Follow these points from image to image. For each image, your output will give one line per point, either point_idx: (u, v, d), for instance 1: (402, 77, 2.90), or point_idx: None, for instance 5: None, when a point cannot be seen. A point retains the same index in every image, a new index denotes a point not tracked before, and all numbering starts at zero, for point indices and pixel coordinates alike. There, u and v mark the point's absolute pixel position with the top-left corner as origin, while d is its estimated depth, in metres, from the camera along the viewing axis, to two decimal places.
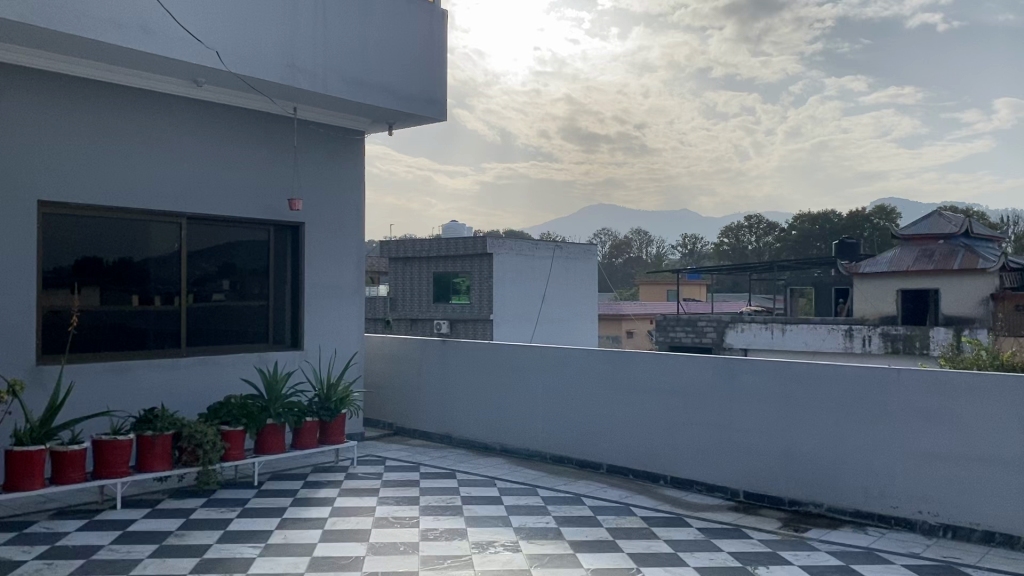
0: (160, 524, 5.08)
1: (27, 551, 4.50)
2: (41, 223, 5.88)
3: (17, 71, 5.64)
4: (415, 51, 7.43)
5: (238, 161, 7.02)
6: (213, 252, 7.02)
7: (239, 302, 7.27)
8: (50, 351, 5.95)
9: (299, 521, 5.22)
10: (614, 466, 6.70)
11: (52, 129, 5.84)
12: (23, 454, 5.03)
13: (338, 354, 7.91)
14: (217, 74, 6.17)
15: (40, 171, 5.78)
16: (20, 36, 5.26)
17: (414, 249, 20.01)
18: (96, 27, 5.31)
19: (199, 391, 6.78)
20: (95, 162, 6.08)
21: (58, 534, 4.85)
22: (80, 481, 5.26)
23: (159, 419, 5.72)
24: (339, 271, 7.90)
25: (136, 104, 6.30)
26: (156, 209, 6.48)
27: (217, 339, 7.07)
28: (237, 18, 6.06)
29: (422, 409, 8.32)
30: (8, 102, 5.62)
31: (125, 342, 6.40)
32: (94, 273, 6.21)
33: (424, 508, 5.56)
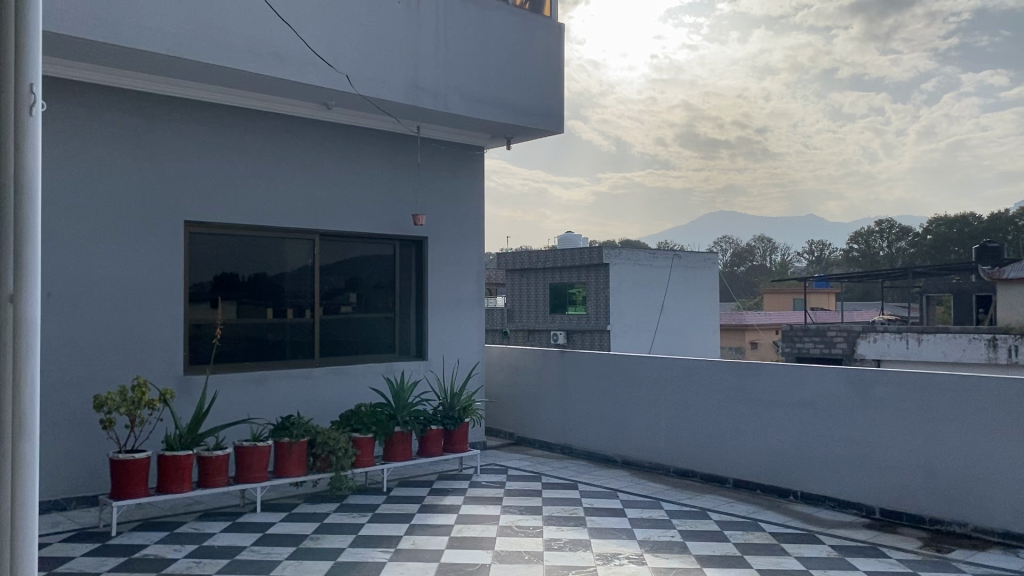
0: (297, 527, 5.33)
1: (178, 550, 4.81)
2: (188, 241, 6.29)
3: (166, 102, 6.08)
4: (535, 66, 7.53)
5: (365, 178, 7.29)
6: (342, 266, 7.31)
7: (368, 314, 7.53)
8: (196, 361, 6.34)
9: (427, 527, 5.36)
10: (741, 480, 6.55)
11: (198, 155, 6.25)
12: (174, 459, 5.37)
13: (461, 365, 8.05)
14: (346, 98, 6.45)
15: (186, 194, 6.19)
16: (168, 67, 5.66)
17: (530, 261, 20.18)
18: (235, 57, 5.65)
19: (330, 399, 7.06)
20: (235, 184, 6.46)
21: (206, 534, 5.16)
22: (224, 485, 5.58)
23: (296, 426, 6.00)
24: (461, 283, 8.05)
25: (272, 128, 6.66)
26: (291, 227, 6.81)
27: (348, 350, 7.34)
28: (364, 44, 6.32)
29: (542, 420, 8.38)
30: (159, 129, 6.05)
31: (263, 353, 6.74)
32: (236, 288, 6.58)
33: (548, 518, 5.60)
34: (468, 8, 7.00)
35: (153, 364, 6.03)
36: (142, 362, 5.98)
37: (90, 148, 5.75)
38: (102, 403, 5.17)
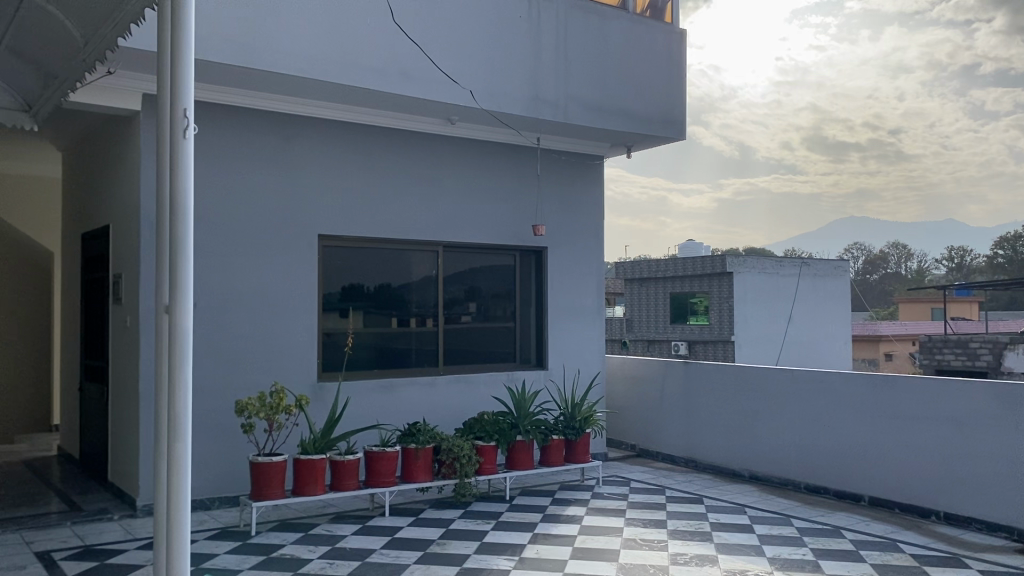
0: (424, 532, 5.45)
1: (313, 550, 5.01)
2: (321, 254, 6.57)
3: (300, 121, 6.38)
4: (656, 74, 7.46)
5: (487, 190, 7.42)
6: (465, 276, 7.44)
7: (490, 324, 7.63)
8: (328, 368, 6.60)
9: (551, 537, 5.37)
10: (877, 498, 6.26)
11: (329, 171, 6.52)
12: (308, 462, 5.61)
13: (582, 375, 8.02)
14: (469, 112, 6.58)
15: (319, 209, 6.48)
16: (303, 89, 5.94)
17: (649, 269, 19.98)
18: (366, 77, 5.87)
19: (454, 408, 7.18)
20: (364, 198, 6.70)
21: (338, 536, 5.35)
22: (354, 488, 5.78)
23: (422, 433, 6.15)
24: (581, 292, 8.03)
25: (398, 143, 6.87)
26: (416, 239, 7.00)
27: (471, 359, 7.46)
28: (486, 58, 6.44)
29: (666, 432, 8.26)
30: (294, 147, 6.36)
31: (390, 361, 6.93)
32: (364, 299, 6.80)
33: (673, 532, 5.51)
34: (588, 18, 7.02)
35: (289, 371, 6.32)
36: (278, 370, 6.27)
37: (232, 168, 6.10)
38: (243, 408, 5.46)
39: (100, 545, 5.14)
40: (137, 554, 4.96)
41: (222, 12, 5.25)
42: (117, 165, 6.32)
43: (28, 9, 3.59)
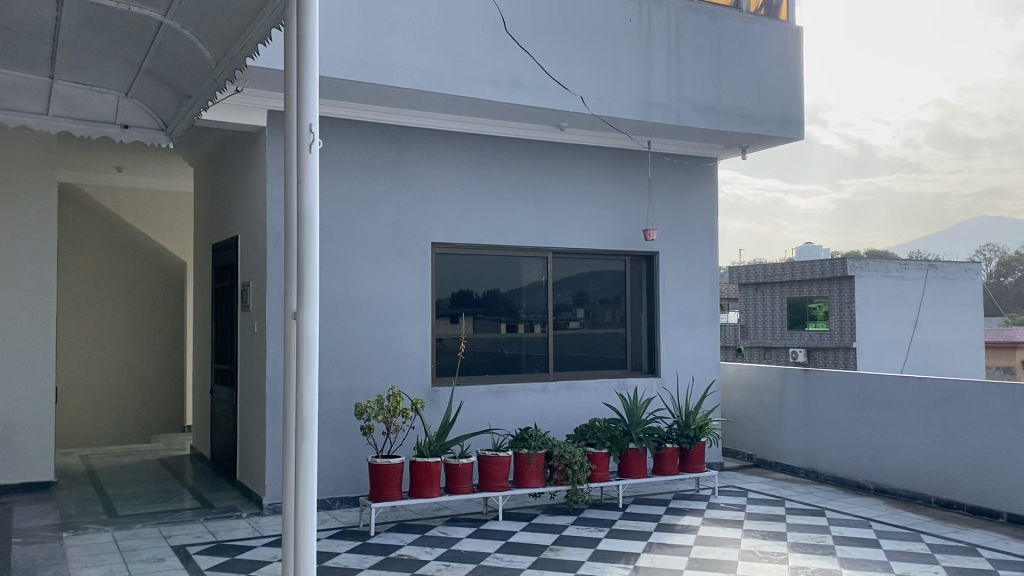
0: (538, 537, 5.47)
1: (429, 552, 5.11)
2: (434, 261, 6.70)
3: (414, 132, 6.56)
4: (772, 73, 7.27)
5: (598, 196, 7.40)
6: (575, 281, 7.40)
7: (599, 330, 7.52)
8: (442, 373, 6.71)
9: (666, 547, 5.30)
10: (1017, 515, 5.88)
11: (442, 179, 6.67)
12: (423, 465, 5.73)
13: (696, 382, 7.86)
14: (580, 118, 6.59)
15: (432, 218, 6.63)
16: (417, 101, 6.09)
17: (766, 273, 19.50)
18: (477, 87, 5.96)
19: (566, 414, 7.18)
20: (476, 207, 6.81)
21: (453, 539, 5.44)
22: (468, 492, 5.86)
23: (533, 438, 6.19)
24: (695, 298, 7.89)
25: (508, 151, 6.96)
26: (527, 246, 7.05)
27: (581, 365, 7.38)
28: (596, 63, 6.44)
29: (785, 442, 8.01)
30: (408, 158, 6.54)
31: (501, 367, 6.95)
32: (476, 306, 6.87)
33: (794, 545, 5.34)
34: (699, 18, 6.91)
35: (405, 376, 6.48)
36: (394, 375, 6.44)
37: (349, 178, 6.32)
38: (361, 411, 5.64)
39: (230, 540, 5.40)
40: (264, 550, 5.18)
41: (341, 29, 5.45)
42: (244, 180, 6.65)
43: (167, 32, 3.88)
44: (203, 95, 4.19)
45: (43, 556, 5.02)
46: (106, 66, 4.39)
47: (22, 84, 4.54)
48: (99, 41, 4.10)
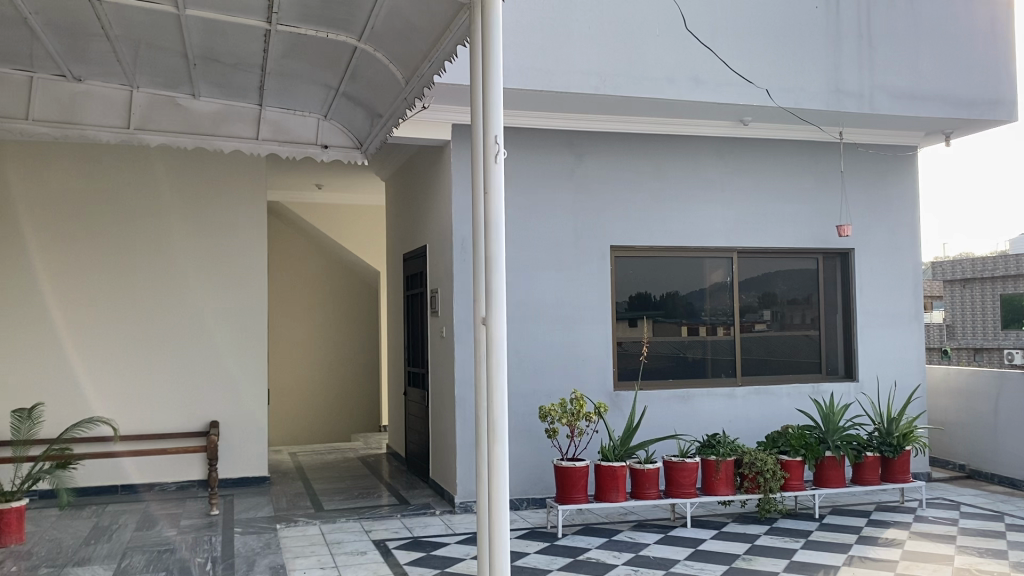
0: (729, 546, 5.33)
1: (618, 556, 5.10)
2: (614, 265, 6.70)
3: (592, 137, 6.61)
4: (979, 50, 6.70)
5: (785, 192, 7.11)
6: (763, 282, 7.12)
7: (787, 332, 7.18)
8: (624, 377, 6.68)
9: (868, 561, 4.99)
10: None
11: (622, 182, 6.68)
12: (609, 469, 5.73)
13: (899, 387, 7.34)
14: (764, 111, 6.35)
15: (613, 222, 6.64)
16: (596, 105, 6.11)
17: (974, 269, 18.07)
18: (655, 86, 5.89)
19: (756, 420, 6.92)
20: (656, 208, 6.75)
21: (641, 544, 5.40)
22: (654, 498, 5.80)
23: (722, 445, 6.06)
24: (895, 296, 7.39)
25: (688, 151, 6.85)
26: (710, 245, 6.88)
27: (770, 370, 7.08)
28: (781, 54, 6.20)
29: (1002, 453, 7.33)
30: (588, 163, 6.60)
31: (686, 371, 6.82)
32: (658, 309, 6.77)
33: (1017, 565, 4.87)
34: None
35: (589, 380, 6.51)
36: (578, 378, 6.49)
37: (530, 185, 6.47)
38: (546, 413, 5.73)
39: (425, 537, 5.65)
40: (457, 547, 5.38)
41: (521, 40, 5.59)
42: (431, 192, 6.94)
43: (362, 55, 4.11)
44: (394, 114, 4.37)
45: (261, 545, 5.46)
46: (307, 90, 4.73)
47: (233, 111, 5.01)
48: (301, 68, 4.42)
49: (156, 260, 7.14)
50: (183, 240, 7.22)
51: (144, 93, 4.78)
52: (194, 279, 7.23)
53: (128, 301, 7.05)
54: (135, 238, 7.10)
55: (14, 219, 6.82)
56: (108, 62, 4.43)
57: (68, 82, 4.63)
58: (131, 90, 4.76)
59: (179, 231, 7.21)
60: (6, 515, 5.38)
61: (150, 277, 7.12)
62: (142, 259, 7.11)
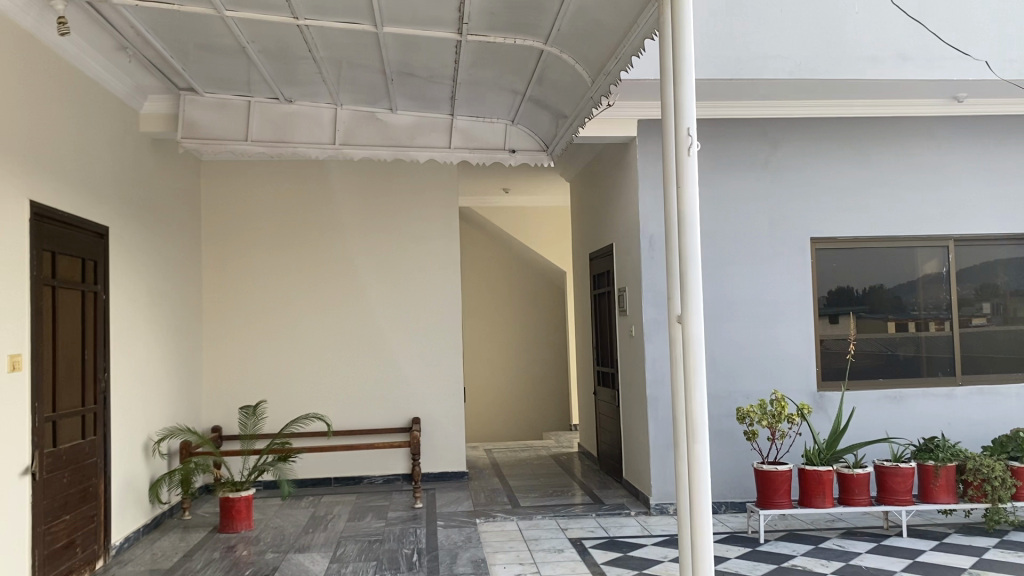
0: (952, 559, 4.91)
1: (826, 565, 4.84)
2: (814, 258, 6.36)
3: (786, 125, 6.34)
4: None
5: (1009, 173, 6.46)
6: (985, 272, 6.49)
7: (1015, 327, 6.47)
8: (828, 377, 6.32)
9: None
10: None
11: (820, 171, 6.34)
12: (814, 473, 5.44)
13: None
14: (983, 86, 5.81)
15: (811, 213, 6.32)
16: (792, 91, 5.83)
17: None
18: (857, 66, 5.54)
19: (981, 423, 6.32)
20: (859, 197, 6.35)
21: (851, 553, 5.09)
22: (865, 505, 5.44)
23: (941, 449, 5.60)
24: None
25: (893, 134, 6.40)
26: (921, 233, 6.38)
27: (995, 368, 6.44)
28: (1002, 21, 5.65)
29: None
30: (783, 154, 6.33)
31: (899, 370, 6.34)
32: (865, 304, 6.35)
33: None
34: None
35: (789, 380, 6.24)
36: (776, 377, 6.23)
37: (720, 179, 6.29)
38: (744, 415, 5.52)
39: (621, 537, 5.62)
40: (655, 548, 5.31)
41: (708, 30, 5.46)
42: (616, 191, 6.91)
43: (549, 58, 4.15)
44: (579, 114, 4.34)
45: (462, 539, 5.65)
46: (494, 96, 4.83)
47: (428, 123, 5.22)
48: (491, 76, 4.53)
49: (361, 264, 7.58)
50: (383, 245, 7.61)
51: (347, 110, 5.14)
52: (393, 282, 7.60)
53: (335, 303, 7.54)
54: (342, 244, 7.57)
55: (238, 231, 7.49)
56: (315, 83, 4.79)
57: (281, 104, 5.12)
58: (335, 109, 5.14)
59: (379, 235, 7.61)
60: (236, 503, 5.89)
61: (357, 279, 7.57)
62: (349, 262, 7.57)
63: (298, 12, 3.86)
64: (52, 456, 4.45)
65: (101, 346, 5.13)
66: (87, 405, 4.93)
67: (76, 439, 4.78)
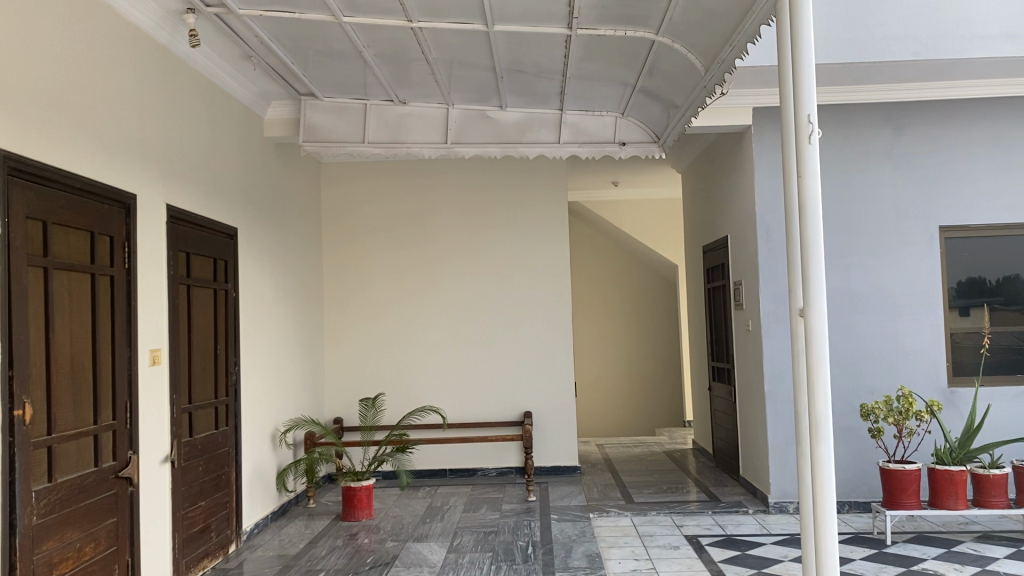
0: None
1: (960, 569, 4.61)
2: (944, 248, 6.05)
3: (911, 108, 6.05)
4: None
5: None
6: None
7: None
8: (960, 373, 5.98)
9: None
10: None
11: (950, 155, 6.03)
12: (946, 473, 5.18)
13: None
14: None
15: (940, 200, 6.01)
16: (917, 72, 5.55)
17: None
18: (989, 44, 5.23)
19: None
20: (994, 181, 5.99)
21: (987, 558, 4.83)
22: (1003, 508, 5.15)
23: None
24: None
25: None
26: None
27: None
28: None
29: None
30: (908, 139, 6.05)
31: None
32: (1001, 295, 5.97)
33: None
34: None
35: (916, 375, 5.96)
36: (903, 372, 5.97)
37: (840, 167, 6.07)
38: (869, 412, 5.32)
39: (740, 535, 5.51)
40: (774, 548, 5.18)
41: (825, 12, 5.28)
42: (730, 182, 6.78)
43: (660, 48, 4.10)
44: (692, 104, 4.26)
45: (576, 533, 5.66)
46: (604, 89, 4.81)
47: (538, 119, 5.25)
48: (601, 69, 4.52)
49: (472, 259, 7.70)
50: (495, 241, 7.70)
51: (459, 109, 5.25)
52: (505, 277, 7.68)
53: (448, 298, 7.69)
54: (457, 241, 7.71)
55: (356, 229, 7.74)
56: (427, 84, 4.90)
57: (396, 105, 5.28)
58: (447, 108, 5.26)
59: (491, 230, 7.70)
60: (358, 492, 6.10)
61: (470, 276, 7.69)
62: (462, 259, 7.70)
63: (412, 14, 3.96)
64: (190, 445, 4.72)
65: (232, 342, 5.41)
66: (219, 397, 5.20)
67: (210, 430, 5.05)
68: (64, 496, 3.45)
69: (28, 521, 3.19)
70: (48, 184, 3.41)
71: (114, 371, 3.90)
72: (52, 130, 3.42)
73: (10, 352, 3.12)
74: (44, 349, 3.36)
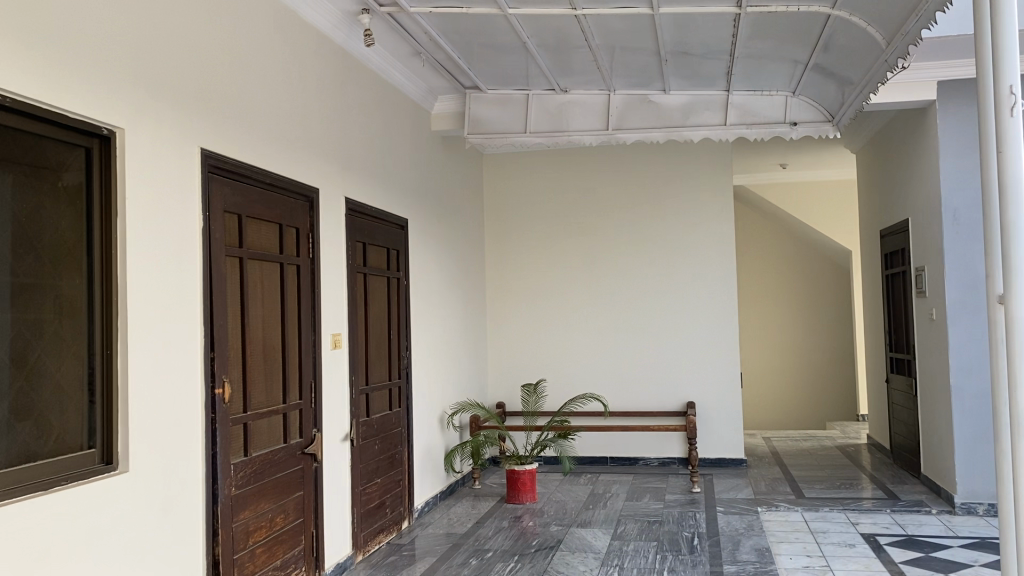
0: None
1: None
2: None
3: None
4: None
5: None
6: None
7: None
8: None
9: None
10: None
11: None
12: None
13: None
14: None
15: None
16: None
17: None
18: None
19: None
20: None
21: None
22: None
23: None
24: None
25: None
26: None
27: None
28: None
29: None
30: None
31: None
32: None
33: None
34: None
35: None
36: None
37: None
38: None
39: (922, 536, 5.19)
40: (962, 551, 4.85)
41: None
42: (912, 162, 6.38)
43: (836, 22, 3.90)
44: (872, 79, 4.02)
45: (744, 526, 5.53)
46: (774, 67, 4.63)
47: (702, 101, 5.12)
48: (771, 47, 4.36)
49: (633, 246, 7.64)
50: (657, 227, 7.60)
51: (621, 95, 5.22)
52: (666, 264, 7.57)
53: (609, 286, 7.68)
54: (617, 228, 7.68)
55: (518, 219, 7.87)
56: (590, 71, 4.90)
57: (557, 94, 5.32)
58: (609, 95, 5.24)
59: (652, 217, 7.61)
60: (522, 476, 6.22)
61: (631, 263, 7.64)
62: (623, 246, 7.66)
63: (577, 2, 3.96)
64: (367, 424, 4.98)
65: (403, 327, 5.64)
66: (393, 380, 5.45)
67: (385, 411, 5.30)
68: (258, 469, 3.72)
69: (227, 491, 3.48)
70: (242, 180, 3.68)
71: (299, 354, 4.16)
72: (244, 130, 3.68)
73: (211, 335, 3.39)
74: (240, 333, 3.64)
